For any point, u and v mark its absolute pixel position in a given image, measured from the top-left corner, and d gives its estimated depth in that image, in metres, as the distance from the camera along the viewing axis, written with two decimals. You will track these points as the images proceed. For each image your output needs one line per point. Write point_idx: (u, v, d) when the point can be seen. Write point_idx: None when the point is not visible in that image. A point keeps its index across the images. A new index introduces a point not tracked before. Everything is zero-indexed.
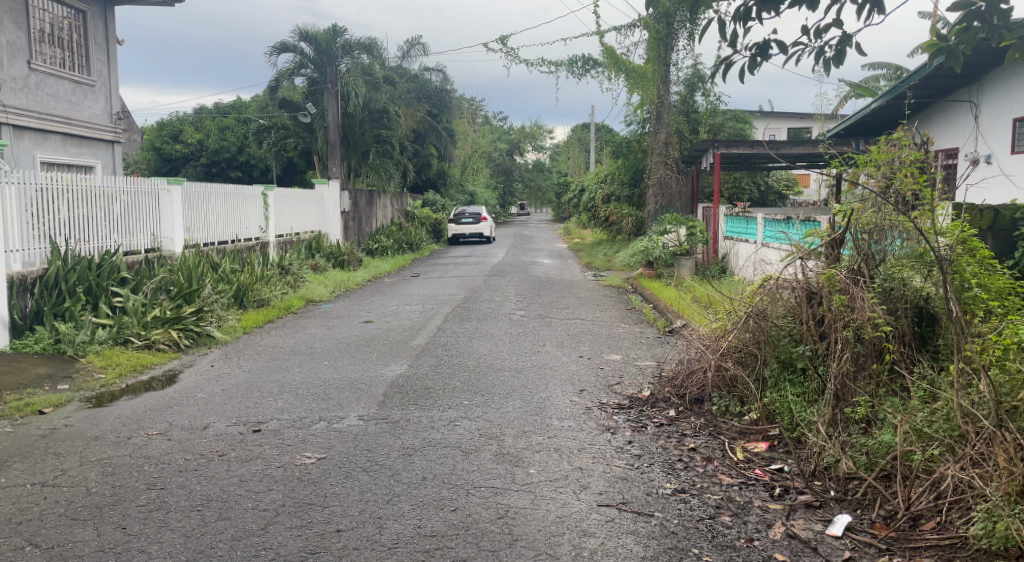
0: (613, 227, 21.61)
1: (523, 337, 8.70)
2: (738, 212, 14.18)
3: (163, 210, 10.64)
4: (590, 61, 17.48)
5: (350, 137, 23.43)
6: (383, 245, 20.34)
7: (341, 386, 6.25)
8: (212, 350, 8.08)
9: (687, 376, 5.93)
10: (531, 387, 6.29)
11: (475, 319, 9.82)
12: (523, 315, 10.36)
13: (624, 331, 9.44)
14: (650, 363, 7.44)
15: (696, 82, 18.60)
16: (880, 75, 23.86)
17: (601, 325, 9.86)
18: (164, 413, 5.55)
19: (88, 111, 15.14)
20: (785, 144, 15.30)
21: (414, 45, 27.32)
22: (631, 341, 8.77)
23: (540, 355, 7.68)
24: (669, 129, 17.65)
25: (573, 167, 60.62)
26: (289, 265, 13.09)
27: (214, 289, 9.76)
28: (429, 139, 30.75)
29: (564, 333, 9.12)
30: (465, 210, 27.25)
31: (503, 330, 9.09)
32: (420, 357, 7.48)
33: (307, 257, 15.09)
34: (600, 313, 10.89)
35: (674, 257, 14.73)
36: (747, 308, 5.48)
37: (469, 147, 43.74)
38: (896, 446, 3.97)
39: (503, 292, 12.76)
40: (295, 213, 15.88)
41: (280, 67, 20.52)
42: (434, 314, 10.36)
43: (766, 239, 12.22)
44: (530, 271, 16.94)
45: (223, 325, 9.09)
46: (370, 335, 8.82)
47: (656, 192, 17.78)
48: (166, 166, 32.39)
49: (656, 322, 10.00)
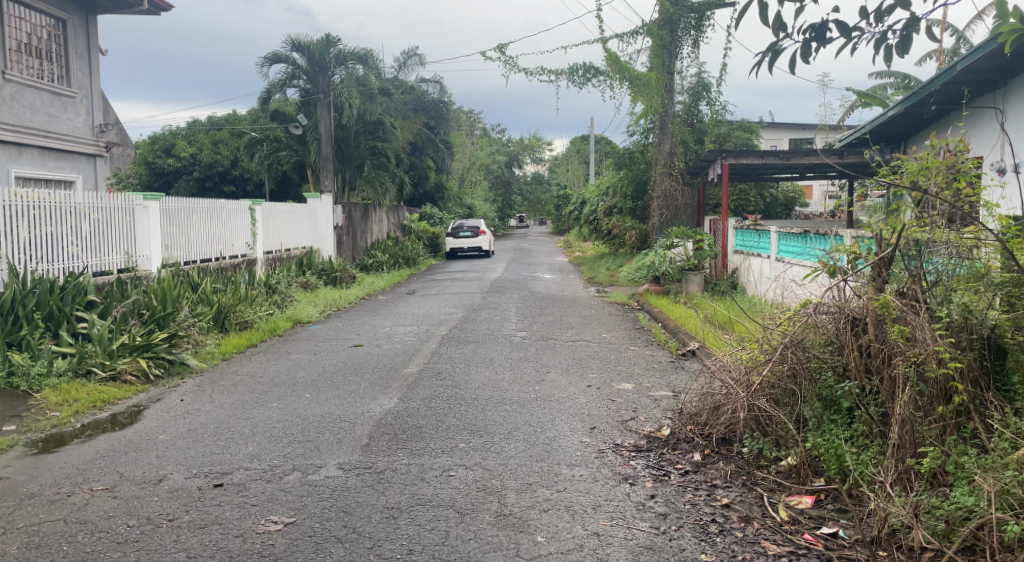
0: (616, 241, 20.95)
1: (525, 363, 8.00)
2: (748, 225, 13.54)
3: (138, 227, 9.95)
4: (592, 70, 16.87)
5: (342, 150, 22.67)
6: (378, 260, 19.67)
7: (323, 425, 5.57)
8: (184, 382, 7.38)
9: (710, 413, 5.26)
10: (536, 425, 5.60)
11: (474, 342, 9.13)
12: (525, 336, 9.66)
13: (634, 354, 8.75)
14: (667, 395, 6.74)
15: (700, 91, 18.02)
16: (888, 83, 23.26)
17: (609, 348, 9.16)
18: (117, 462, 4.86)
19: (69, 124, 14.51)
20: (794, 154, 14.71)
21: (411, 56, 26.78)
22: (642, 366, 8.07)
23: (544, 385, 7.00)
24: (674, 139, 17.05)
25: (573, 179, 60.06)
26: (277, 283, 12.41)
27: (192, 313, 9.09)
28: (426, 152, 30.19)
29: (569, 357, 8.43)
30: (463, 223, 26.59)
31: (504, 354, 8.40)
32: (412, 387, 6.78)
33: (297, 274, 14.42)
34: (606, 333, 10.21)
35: (682, 273, 14.06)
36: (783, 338, 4.81)
37: (467, 159, 43.17)
38: (983, 514, 3.32)
39: (503, 311, 12.06)
40: (285, 228, 15.22)
41: (272, 78, 19.94)
42: (429, 336, 9.66)
43: (781, 254, 11.57)
44: (531, 286, 16.26)
45: (200, 352, 8.40)
46: (360, 362, 8.12)
47: (661, 204, 17.13)
48: (159, 180, 31.77)
49: (669, 345, 9.31)
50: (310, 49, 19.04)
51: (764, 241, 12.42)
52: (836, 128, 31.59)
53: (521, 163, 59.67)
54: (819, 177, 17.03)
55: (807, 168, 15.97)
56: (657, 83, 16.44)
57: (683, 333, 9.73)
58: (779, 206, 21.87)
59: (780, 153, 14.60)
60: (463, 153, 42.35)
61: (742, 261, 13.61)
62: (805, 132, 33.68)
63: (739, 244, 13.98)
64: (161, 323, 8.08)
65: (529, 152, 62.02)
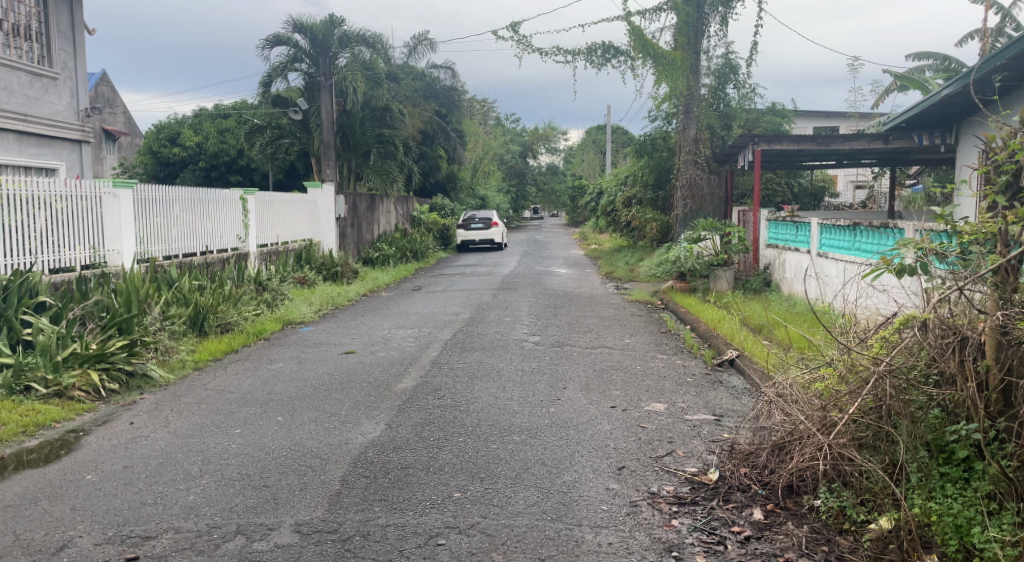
0: (635, 234, 19.79)
1: (539, 376, 6.91)
2: (784, 217, 12.39)
3: (107, 218, 8.93)
4: (612, 49, 15.71)
5: (348, 137, 21.45)
6: (384, 254, 18.69)
7: (287, 463, 4.53)
8: (143, 397, 6.34)
9: (770, 454, 4.17)
10: (552, 464, 4.53)
11: (480, 350, 8.04)
12: (538, 343, 8.57)
13: (663, 365, 7.63)
14: (709, 421, 5.63)
15: (727, 74, 16.81)
16: (924, 67, 21.97)
17: (633, 356, 8.05)
18: (18, 516, 3.85)
19: (51, 107, 13.52)
20: (834, 139, 13.50)
21: (422, 41, 25.58)
22: (673, 381, 6.96)
23: (561, 405, 5.92)
24: (700, 125, 15.87)
25: (589, 170, 58.88)
26: (268, 280, 11.34)
27: (163, 314, 8.02)
28: (437, 141, 29.06)
29: (589, 369, 7.32)
30: (475, 214, 25.48)
31: (514, 365, 7.31)
32: (403, 409, 5.71)
33: (294, 269, 13.39)
34: (629, 338, 9.11)
35: (710, 268, 12.93)
36: (874, 365, 3.69)
37: (481, 149, 41.98)
38: None
39: (515, 312, 10.97)
40: (282, 218, 14.20)
41: (273, 62, 18.80)
42: (431, 342, 8.59)
43: (823, 249, 10.46)
44: (545, 282, 15.17)
45: (168, 361, 7.36)
46: (348, 373, 7.06)
47: (686, 194, 15.95)
48: (164, 170, 30.88)
49: (704, 354, 8.19)
50: (312, 30, 17.89)
51: (804, 234, 11.27)
52: (866, 115, 30.18)
53: (537, 153, 58.46)
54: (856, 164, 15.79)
55: (845, 156, 14.77)
56: (682, 63, 15.27)
57: (719, 339, 8.63)
58: (809, 196, 20.62)
59: (817, 138, 13.42)
60: (476, 142, 41.21)
61: (777, 256, 12.46)
62: (831, 120, 32.27)
63: (773, 237, 12.82)
64: (122, 327, 7.03)
65: (545, 142, 60.68)
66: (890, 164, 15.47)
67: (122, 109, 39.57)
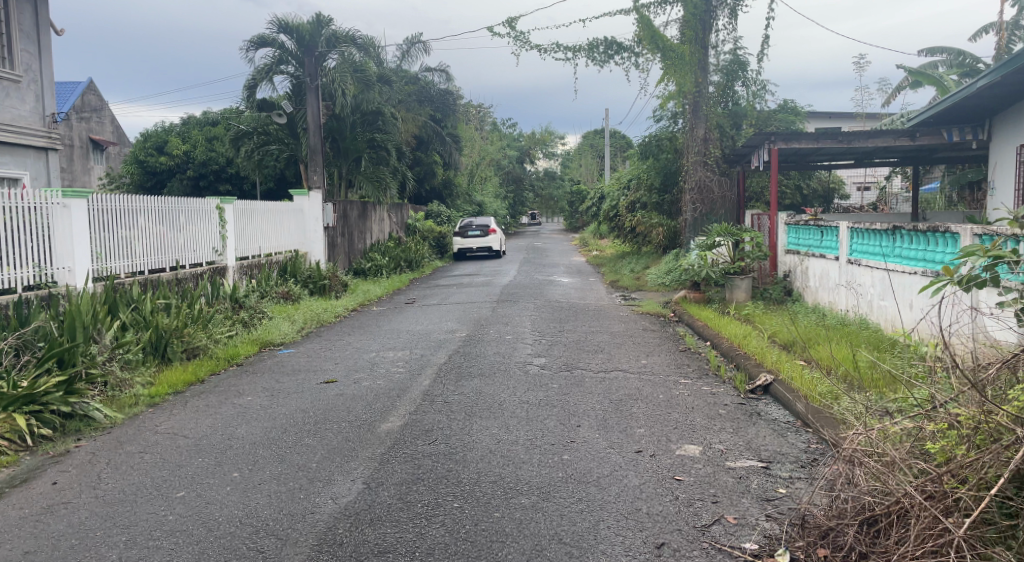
0: (640, 239, 18.85)
1: (548, 411, 5.93)
2: (808, 220, 11.40)
3: (55, 232, 7.92)
4: (615, 45, 14.75)
5: (338, 142, 20.43)
6: (376, 264, 17.74)
7: (231, 549, 3.58)
8: (80, 445, 5.37)
9: (859, 530, 3.27)
10: (570, 544, 3.57)
11: (479, 377, 7.06)
12: (544, 367, 7.57)
13: (689, 393, 6.65)
14: (757, 471, 4.67)
15: (737, 70, 15.90)
16: (937, 62, 21.05)
17: (653, 382, 7.06)
18: None
19: (12, 112, 12.54)
20: (859, 136, 12.54)
21: (414, 44, 24.61)
22: (704, 413, 5.98)
23: (577, 450, 4.93)
24: (709, 123, 14.93)
25: (587, 174, 57.97)
26: (245, 297, 10.35)
27: (116, 341, 7.01)
28: (432, 147, 28.10)
29: (603, 400, 6.33)
30: (471, 221, 24.51)
31: (518, 396, 6.31)
32: (387, 460, 4.72)
33: (278, 283, 12.41)
34: (645, 359, 8.13)
35: (726, 277, 11.95)
36: (1018, 428, 2.97)
37: (477, 153, 40.97)
38: None
39: (516, 328, 10.00)
40: (264, 227, 13.20)
41: (257, 63, 17.77)
42: (422, 368, 7.60)
43: (855, 256, 9.53)
44: (547, 293, 14.20)
45: (117, 399, 6.39)
46: (326, 409, 6.07)
47: (695, 197, 15.02)
48: (152, 180, 29.90)
49: (734, 379, 7.22)
50: (300, 30, 17.01)
51: (832, 238, 10.33)
52: (872, 115, 29.28)
53: (534, 158, 57.49)
54: (877, 162, 14.82)
55: (866, 154, 13.83)
56: (691, 57, 14.34)
57: (746, 361, 7.67)
58: (819, 199, 19.73)
59: (839, 135, 12.47)
60: (472, 148, 40.25)
61: (799, 263, 11.51)
62: (836, 120, 31.35)
63: (794, 242, 11.87)
64: (63, 359, 6.06)
65: (542, 146, 59.57)
66: (912, 162, 14.57)
67: (110, 118, 38.51)
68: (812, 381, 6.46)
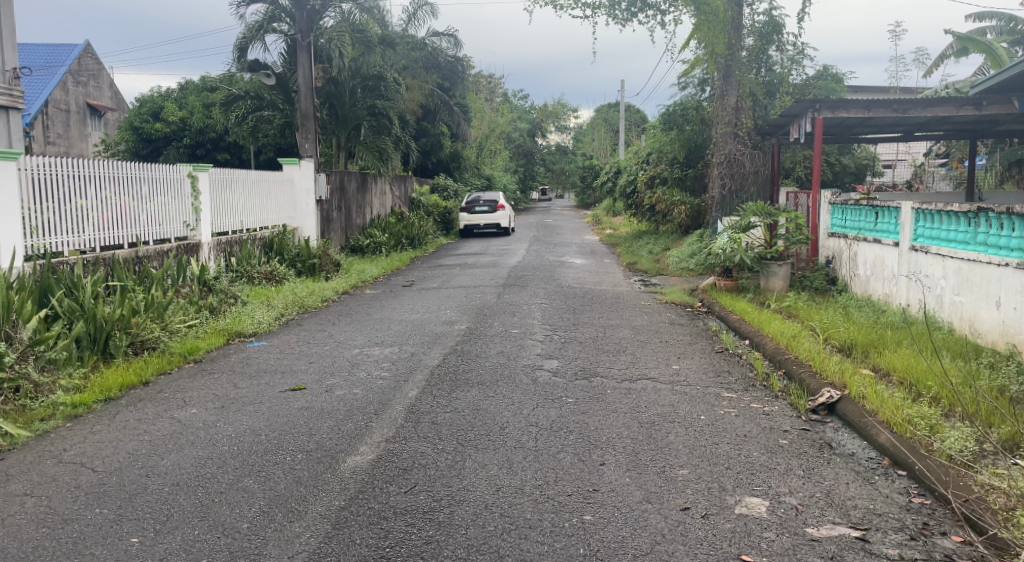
0: (659, 218, 17.50)
1: (564, 439, 4.68)
2: (859, 200, 10.02)
3: None
4: (639, 1, 13.31)
5: (337, 109, 19.07)
6: (376, 241, 16.51)
7: None
8: None
9: None
10: None
11: (476, 388, 5.78)
12: (557, 373, 6.30)
13: (737, 414, 5.34)
14: (853, 546, 3.39)
15: (771, 33, 14.41)
16: (986, 29, 19.48)
17: (689, 396, 5.79)
18: None
19: None
20: (916, 105, 11.10)
21: (421, 7, 23.12)
22: (762, 445, 4.70)
23: (602, 507, 3.68)
24: (741, 91, 13.53)
25: (600, 149, 56.29)
26: (218, 278, 9.11)
27: (35, 337, 5.76)
28: (439, 117, 26.57)
29: (631, 423, 5.04)
30: (479, 196, 23.14)
31: (523, 417, 5.04)
32: (347, 524, 3.48)
33: (260, 260, 11.16)
34: (677, 363, 6.81)
35: (762, 263, 10.62)
36: None
37: (486, 126, 39.36)
38: None
39: (524, 320, 8.74)
40: (246, 199, 11.92)
41: (248, 21, 16.32)
42: (412, 371, 6.36)
43: (920, 242, 8.21)
44: (559, 276, 12.87)
45: (25, 412, 5.14)
46: (283, 430, 4.81)
47: (724, 172, 13.70)
48: (147, 147, 28.59)
49: (789, 394, 5.91)
50: None
51: (891, 221, 8.97)
52: (907, 88, 27.58)
53: (545, 131, 55.86)
54: (928, 136, 13.36)
55: (920, 126, 12.39)
56: (725, 16, 12.87)
57: (799, 369, 6.35)
58: (852, 176, 18.27)
59: (893, 103, 11.09)
60: (482, 119, 38.64)
61: (846, 248, 10.14)
62: (866, 93, 29.69)
63: (840, 223, 10.51)
64: None
65: (554, 120, 57.82)
66: (967, 136, 13.16)
67: (108, 83, 37.07)
68: (891, 401, 5.17)
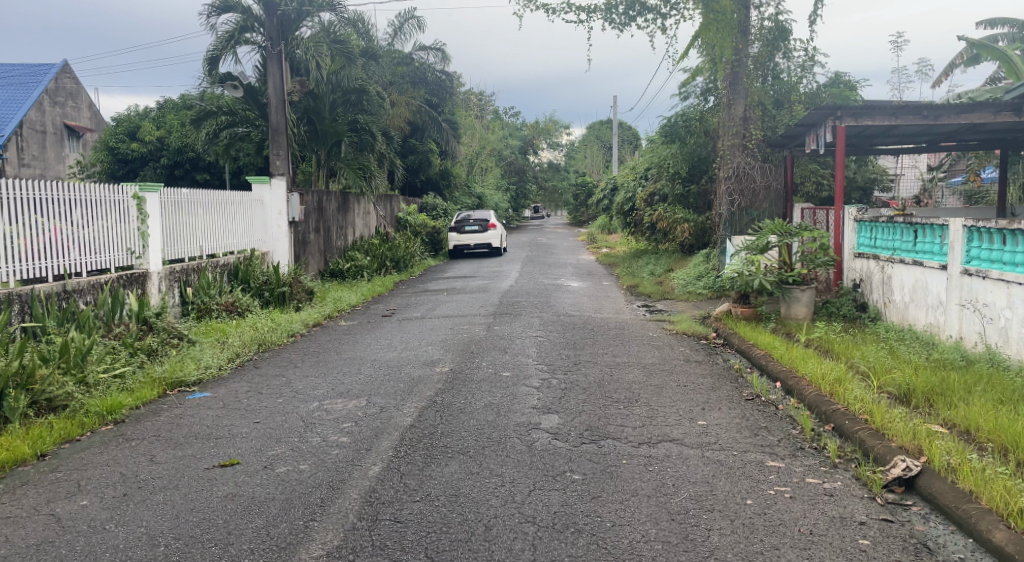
0: (660, 236, 16.38)
1: (569, 544, 3.46)
2: (894, 217, 8.87)
3: None
4: (638, 4, 12.23)
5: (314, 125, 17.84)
6: (357, 265, 15.30)
7: None
8: None
9: None
10: None
11: (456, 460, 4.55)
12: (557, 435, 5.09)
13: (792, 497, 4.11)
14: None
15: (779, 38, 13.35)
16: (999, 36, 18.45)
17: (727, 468, 4.56)
18: None
19: None
20: (949, 112, 10.00)
21: (407, 19, 22.09)
22: (838, 552, 3.49)
23: None
24: (750, 100, 12.44)
25: (593, 166, 55.15)
26: (163, 313, 7.87)
27: None
28: (427, 133, 25.46)
29: (659, 514, 3.83)
30: (469, 215, 21.94)
31: (515, 510, 3.82)
32: None
33: (221, 289, 9.92)
34: (704, 418, 5.60)
35: (784, 289, 9.43)
36: None
37: (477, 143, 38.21)
38: None
39: (517, 359, 7.53)
40: (204, 221, 10.67)
41: (218, 32, 15.20)
42: (379, 434, 5.13)
43: (975, 266, 7.07)
44: (555, 303, 11.65)
45: None
46: (192, 536, 3.58)
47: (733, 186, 12.47)
48: (123, 168, 27.33)
49: (851, 463, 4.68)
50: None
51: (936, 240, 7.81)
52: None
53: (538, 149, 54.81)
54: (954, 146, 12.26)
55: (951, 134, 11.28)
56: (733, 18, 11.78)
57: (856, 426, 5.11)
58: (862, 192, 17.20)
59: (924, 109, 9.98)
60: (472, 136, 37.52)
61: (879, 271, 8.96)
62: None
63: (869, 242, 9.37)
64: None
65: (547, 136, 56.82)
66: (998, 145, 12.04)
67: (87, 103, 35.91)
68: (994, 478, 3.96)
